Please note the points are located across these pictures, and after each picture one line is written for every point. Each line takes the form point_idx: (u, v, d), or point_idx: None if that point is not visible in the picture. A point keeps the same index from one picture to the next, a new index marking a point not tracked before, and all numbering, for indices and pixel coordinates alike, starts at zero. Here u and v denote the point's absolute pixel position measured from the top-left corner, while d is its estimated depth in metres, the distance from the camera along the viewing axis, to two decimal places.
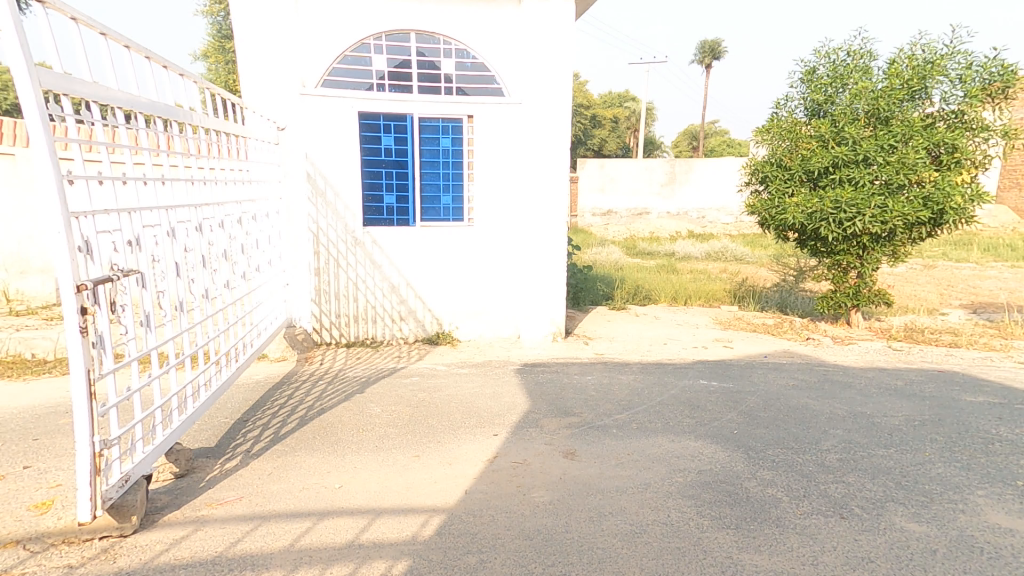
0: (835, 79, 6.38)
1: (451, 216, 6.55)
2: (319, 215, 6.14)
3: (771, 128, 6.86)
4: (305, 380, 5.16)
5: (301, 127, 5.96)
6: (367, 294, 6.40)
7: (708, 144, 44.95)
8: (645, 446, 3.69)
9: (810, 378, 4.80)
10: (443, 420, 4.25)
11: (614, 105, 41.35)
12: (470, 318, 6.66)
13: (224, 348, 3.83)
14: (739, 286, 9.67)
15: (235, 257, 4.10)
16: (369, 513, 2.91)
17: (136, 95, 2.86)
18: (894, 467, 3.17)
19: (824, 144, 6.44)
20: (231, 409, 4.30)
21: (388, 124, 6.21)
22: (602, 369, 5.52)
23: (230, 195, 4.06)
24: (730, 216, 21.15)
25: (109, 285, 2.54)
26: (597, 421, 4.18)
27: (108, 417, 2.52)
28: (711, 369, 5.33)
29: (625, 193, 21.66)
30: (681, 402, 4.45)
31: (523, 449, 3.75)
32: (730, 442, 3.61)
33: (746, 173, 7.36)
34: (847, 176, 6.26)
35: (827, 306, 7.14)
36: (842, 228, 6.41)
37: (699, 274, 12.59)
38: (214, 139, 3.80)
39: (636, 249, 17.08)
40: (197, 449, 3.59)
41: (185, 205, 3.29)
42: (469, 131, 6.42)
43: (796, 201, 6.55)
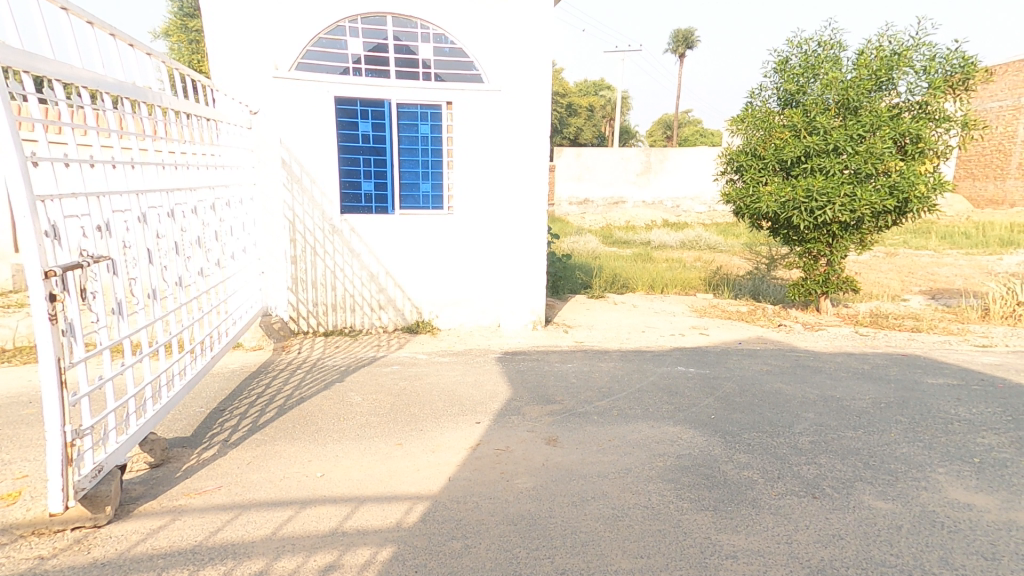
0: (807, 69, 6.52)
1: (431, 204, 6.47)
2: (295, 201, 6.01)
3: (746, 118, 6.97)
4: (283, 369, 5.08)
5: (275, 111, 5.80)
6: (346, 282, 6.31)
7: (683, 134, 45.33)
8: (626, 432, 3.76)
9: (783, 364, 4.96)
10: (425, 409, 4.24)
11: (590, 94, 41.30)
12: (450, 307, 6.64)
13: (199, 337, 3.73)
14: (714, 275, 9.85)
15: (209, 245, 4.00)
16: (352, 501, 2.90)
17: (101, 74, 2.74)
18: (863, 448, 3.31)
19: (797, 134, 6.58)
20: (206, 399, 4.21)
21: (365, 110, 6.08)
22: (583, 357, 5.59)
23: (203, 180, 3.94)
24: (704, 205, 21.49)
25: (79, 272, 2.44)
26: (579, 408, 4.23)
27: (79, 407, 2.43)
28: (688, 356, 5.45)
29: (602, 182, 21.74)
30: (660, 389, 4.54)
31: (506, 436, 3.77)
32: (708, 427, 3.70)
33: (722, 163, 7.48)
34: (818, 166, 6.42)
35: (798, 293, 7.33)
36: (813, 216, 6.58)
37: (673, 262, 12.73)
38: (184, 122, 3.68)
39: (613, 238, 17.24)
40: (172, 438, 3.51)
41: (157, 190, 3.19)
42: (448, 118, 6.33)
43: (770, 189, 6.69)
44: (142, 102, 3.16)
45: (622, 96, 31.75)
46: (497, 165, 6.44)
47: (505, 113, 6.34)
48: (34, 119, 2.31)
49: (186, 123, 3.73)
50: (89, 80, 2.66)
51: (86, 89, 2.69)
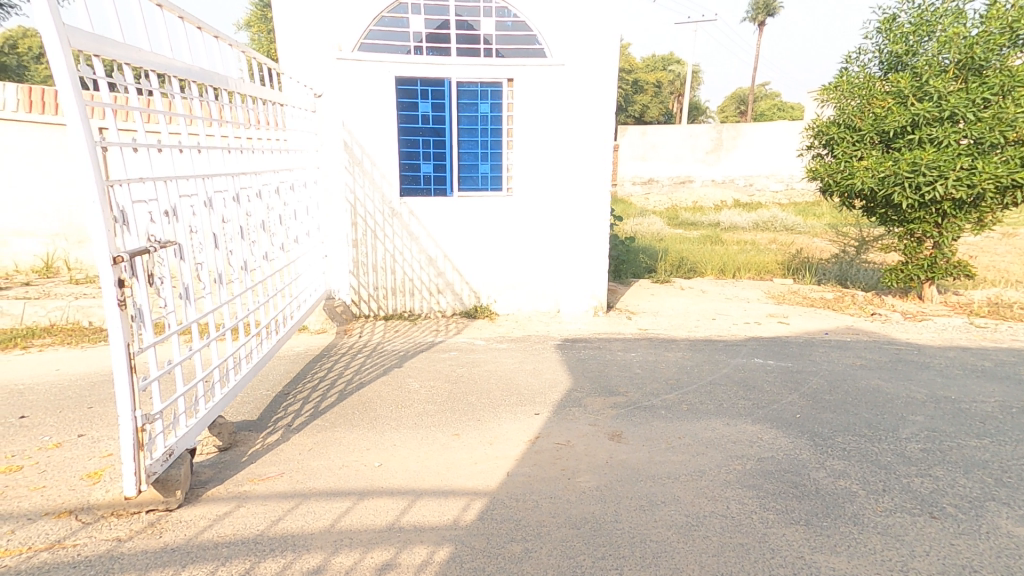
0: (920, 26, 5.77)
1: (490, 185, 6.29)
2: (356, 184, 6.02)
3: (840, 85, 6.26)
4: (344, 353, 5.13)
5: (339, 93, 5.78)
6: (405, 266, 6.30)
7: (757, 108, 42.38)
8: (699, 430, 3.44)
9: (881, 358, 4.40)
10: (483, 398, 4.12)
11: (657, 69, 39.20)
12: (508, 292, 6.48)
13: (264, 320, 3.79)
14: (793, 258, 9.08)
15: (274, 228, 4.05)
16: (408, 494, 2.81)
17: (169, 58, 2.74)
18: (991, 460, 2.82)
19: (903, 101, 5.84)
20: (272, 381, 4.30)
21: (425, 90, 5.98)
22: (648, 345, 5.26)
23: (267, 164, 3.97)
24: (781, 182, 19.97)
25: (147, 257, 2.45)
26: (645, 401, 3.95)
27: (150, 390, 2.46)
28: (766, 347, 4.99)
29: (668, 161, 20.83)
30: (735, 382, 4.16)
31: (567, 430, 3.57)
32: (793, 427, 3.31)
33: (808, 135, 6.78)
34: (928, 136, 5.64)
35: (895, 279, 6.56)
36: (919, 193, 5.80)
37: (745, 245, 11.89)
38: (250, 106, 3.71)
39: (679, 219, 16.42)
40: (239, 421, 3.58)
41: (225, 174, 3.21)
42: (509, 96, 6.10)
43: (866, 163, 5.98)
44: (209, 85, 3.17)
45: (692, 68, 29.78)
46: (559, 144, 6.13)
47: (569, 88, 6.00)
48: (104, 104, 2.31)
49: (251, 107, 3.76)
50: (157, 63, 2.67)
51: (154, 73, 2.69)
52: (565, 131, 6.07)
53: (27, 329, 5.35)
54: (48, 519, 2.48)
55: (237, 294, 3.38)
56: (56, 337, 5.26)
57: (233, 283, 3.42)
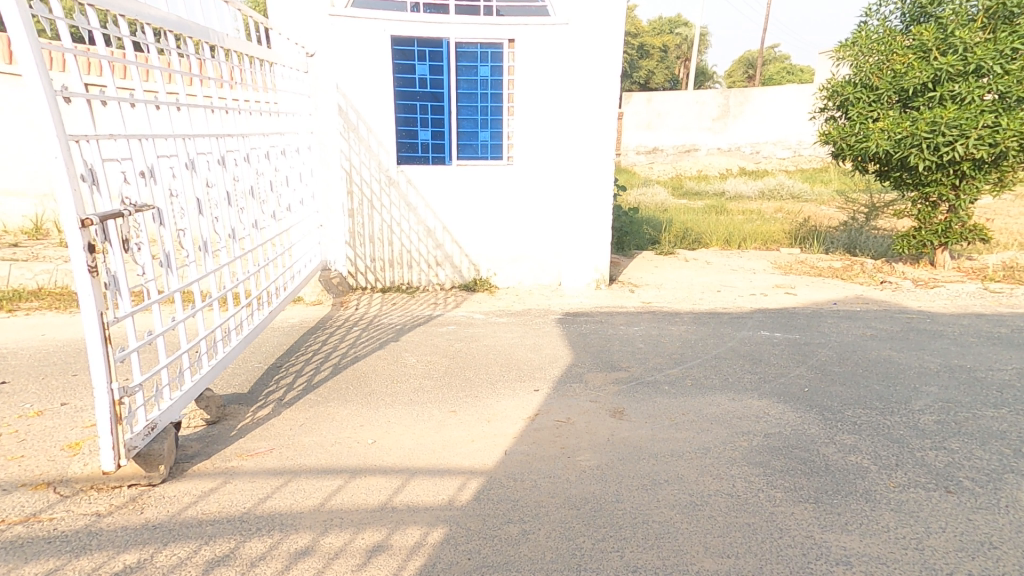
0: None
1: (490, 153, 6.09)
2: (352, 150, 5.82)
3: (859, 41, 5.94)
4: (339, 326, 5.02)
5: (332, 53, 5.52)
6: (402, 237, 6.14)
7: (765, 74, 41.17)
8: (702, 406, 3.34)
9: (892, 328, 4.26)
10: (481, 372, 4.03)
11: (662, 33, 37.93)
12: (509, 264, 6.33)
13: (255, 291, 3.66)
14: (800, 227, 8.86)
15: (264, 195, 3.89)
16: (403, 472, 2.73)
17: (138, 3, 2.53)
18: (1009, 431, 2.70)
19: (925, 56, 5.56)
20: (264, 354, 4.21)
21: (422, 51, 5.71)
22: (651, 319, 5.14)
23: (256, 126, 3.78)
24: (788, 149, 19.45)
25: (121, 221, 2.29)
26: (647, 376, 3.85)
27: (129, 362, 2.32)
28: (773, 319, 4.85)
29: (673, 129, 20.31)
30: (740, 356, 4.04)
31: (568, 406, 3.49)
32: (801, 401, 3.20)
33: (822, 96, 6.49)
34: (949, 93, 5.37)
35: (907, 246, 6.34)
36: (938, 154, 5.55)
37: (750, 215, 11.64)
38: (235, 64, 3.50)
39: (684, 188, 16.09)
40: (230, 394, 3.49)
41: (207, 134, 3.04)
42: (509, 58, 5.82)
43: (882, 124, 5.72)
44: (188, 38, 2.96)
45: (700, 31, 28.72)
46: (561, 108, 5.88)
47: (572, 49, 5.72)
48: (64, 50, 2.13)
49: (237, 64, 3.54)
50: (126, 8, 2.47)
51: (123, 18, 2.50)
52: (568, 95, 5.81)
53: (14, 292, 5.24)
54: (25, 492, 2.42)
55: (225, 263, 3.25)
56: (44, 302, 5.15)
57: (221, 252, 3.28)
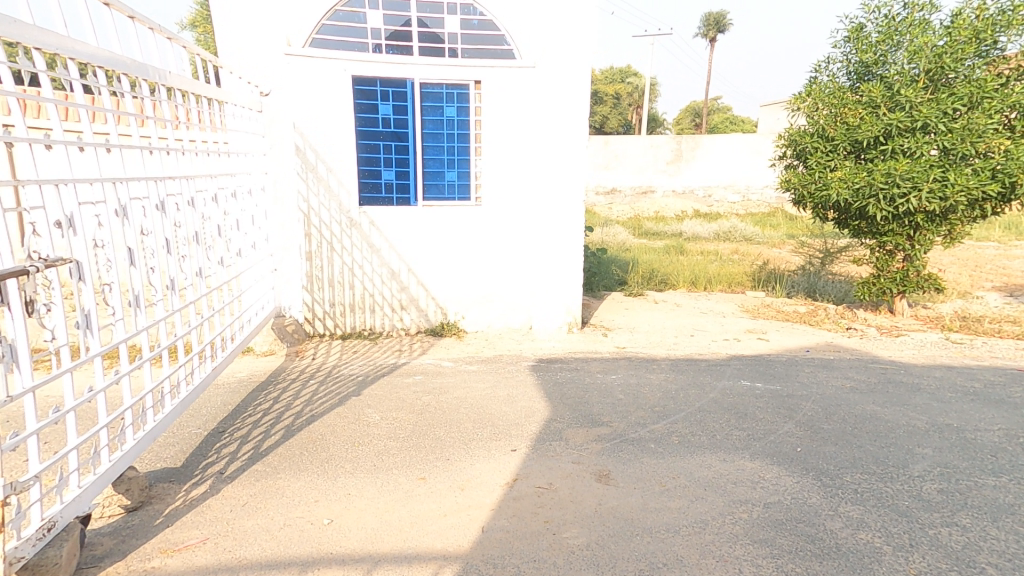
0: (888, 35, 5.75)
1: (457, 194, 5.89)
2: (310, 192, 5.49)
3: (813, 93, 6.20)
4: (293, 380, 4.57)
5: (289, 92, 5.26)
6: (365, 280, 5.79)
7: (713, 121, 43.67)
8: (693, 468, 3.11)
9: (870, 379, 4.22)
10: (452, 431, 3.69)
11: (616, 81, 39.71)
12: (477, 307, 6.06)
13: (196, 347, 3.33)
14: (761, 270, 9.06)
15: (209, 239, 3.68)
16: (364, 561, 2.35)
17: (61, 36, 2.30)
18: (1016, 504, 2.59)
19: (875, 110, 5.78)
20: (204, 416, 3.72)
21: (385, 91, 5.53)
22: (628, 366, 4.94)
23: (201, 167, 3.60)
24: (738, 194, 20.50)
25: (22, 281, 1.94)
26: (631, 432, 3.60)
27: (25, 447, 1.93)
28: (750, 367, 4.76)
29: (631, 171, 20.86)
30: (725, 409, 3.87)
31: (549, 469, 3.18)
32: (796, 464, 3.03)
33: (780, 145, 6.72)
34: (901, 147, 5.59)
35: (868, 293, 6.51)
36: (894, 205, 5.75)
37: (709, 255, 11.91)
38: (178, 102, 3.31)
39: (643, 229, 16.42)
40: (159, 469, 3.00)
41: (143, 177, 2.84)
42: (476, 99, 5.73)
43: (840, 174, 5.90)
44: (118, 72, 2.70)
45: (650, 81, 30.28)
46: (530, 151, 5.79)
47: (540, 92, 5.67)
48: None
49: (180, 102, 3.34)
50: (45, 41, 2.22)
51: (39, 52, 2.23)
52: (537, 138, 5.74)
53: None
54: None
55: (162, 316, 2.99)
56: None
57: (158, 304, 3.02)
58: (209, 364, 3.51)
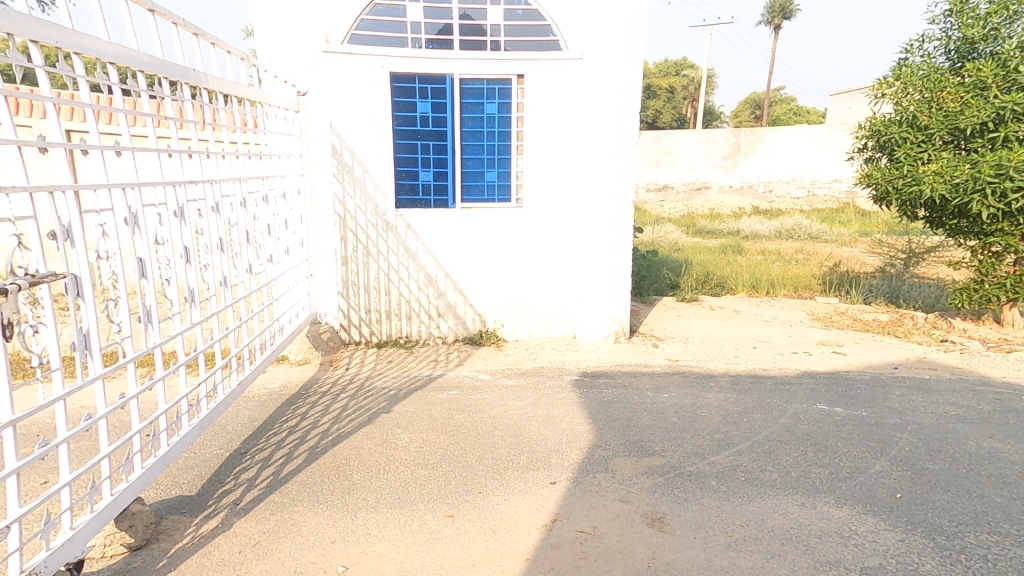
0: (1001, 5, 4.99)
1: (497, 195, 5.57)
2: (346, 194, 5.33)
3: (903, 77, 5.54)
4: (324, 393, 4.37)
5: (325, 91, 5.11)
6: (401, 286, 5.56)
7: (772, 113, 41.49)
8: (765, 513, 2.62)
9: (984, 409, 3.59)
10: (485, 458, 3.35)
11: (669, 74, 38.33)
12: (518, 315, 5.71)
13: (218, 360, 3.15)
14: (832, 271, 8.24)
15: (238, 246, 3.53)
16: None
17: (62, 28, 2.06)
18: None
19: (983, 92, 5.05)
20: (228, 435, 3.56)
21: (424, 89, 5.29)
22: (683, 382, 4.45)
23: (230, 170, 3.43)
24: (801, 189, 19.19)
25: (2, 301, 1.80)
26: (688, 465, 3.14)
27: (5, 488, 1.78)
28: (827, 387, 4.16)
29: (683, 167, 19.91)
30: (800, 438, 3.33)
31: (592, 509, 2.78)
32: (897, 514, 2.49)
33: (859, 137, 6.06)
34: (1014, 134, 4.79)
35: (967, 300, 5.72)
36: (1005, 202, 4.96)
37: (770, 255, 11.06)
38: (205, 102, 3.11)
39: (697, 227, 15.56)
40: (172, 498, 2.83)
41: (159, 182, 2.68)
42: (518, 95, 5.38)
43: (935, 168, 5.20)
44: (131, 69, 2.49)
45: (706, 73, 28.94)
46: (577, 149, 5.39)
47: (588, 86, 5.26)
48: None
49: (206, 102, 3.15)
50: (43, 35, 1.98)
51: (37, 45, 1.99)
52: (583, 135, 5.33)
53: None
54: None
55: (179, 330, 2.83)
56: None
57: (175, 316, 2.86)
58: (236, 378, 3.34)
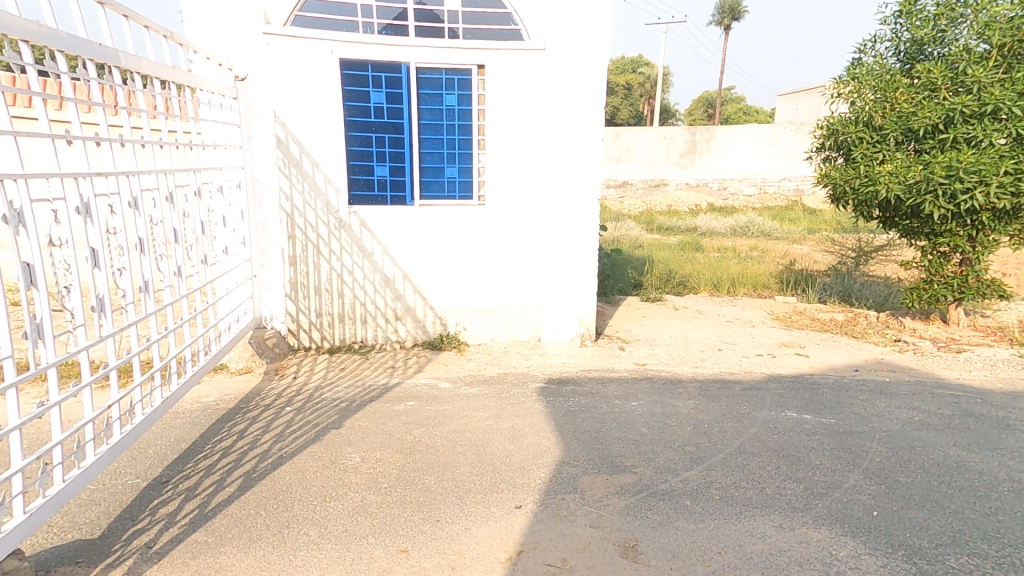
0: (948, 8, 5.07)
1: (458, 192, 5.27)
2: (294, 189, 4.90)
3: (859, 76, 5.58)
4: (266, 407, 3.97)
5: (267, 77, 4.65)
6: (355, 288, 5.19)
7: (726, 111, 42.56)
8: (742, 538, 2.48)
9: (945, 414, 3.61)
10: (445, 479, 3.09)
11: (628, 70, 38.67)
12: (480, 317, 5.44)
13: (137, 378, 2.69)
14: (788, 270, 8.37)
15: (163, 247, 3.02)
16: None
17: None
18: None
19: (934, 94, 5.12)
20: (150, 461, 3.15)
21: (377, 77, 4.91)
22: (650, 388, 4.32)
23: (153, 161, 2.89)
24: (754, 186, 19.71)
25: None
26: (660, 483, 2.98)
27: None
28: (794, 392, 4.10)
29: (642, 163, 20.06)
30: (771, 450, 3.24)
31: (561, 537, 2.57)
32: (876, 536, 2.40)
33: (817, 137, 6.10)
34: (963, 135, 4.88)
35: (917, 299, 5.84)
36: (955, 202, 5.01)
37: (726, 252, 11.21)
38: (117, 82, 2.57)
39: (655, 223, 15.66)
40: (68, 544, 2.44)
41: (56, 175, 2.15)
42: (479, 87, 5.09)
43: (890, 168, 5.24)
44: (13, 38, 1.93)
45: (661, 71, 29.42)
46: (540, 143, 5.15)
47: (551, 78, 5.02)
48: None
49: (120, 84, 2.62)
50: None
51: None
52: (547, 129, 5.11)
53: None
54: None
55: (83, 344, 2.30)
56: None
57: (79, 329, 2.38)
58: (160, 395, 2.91)
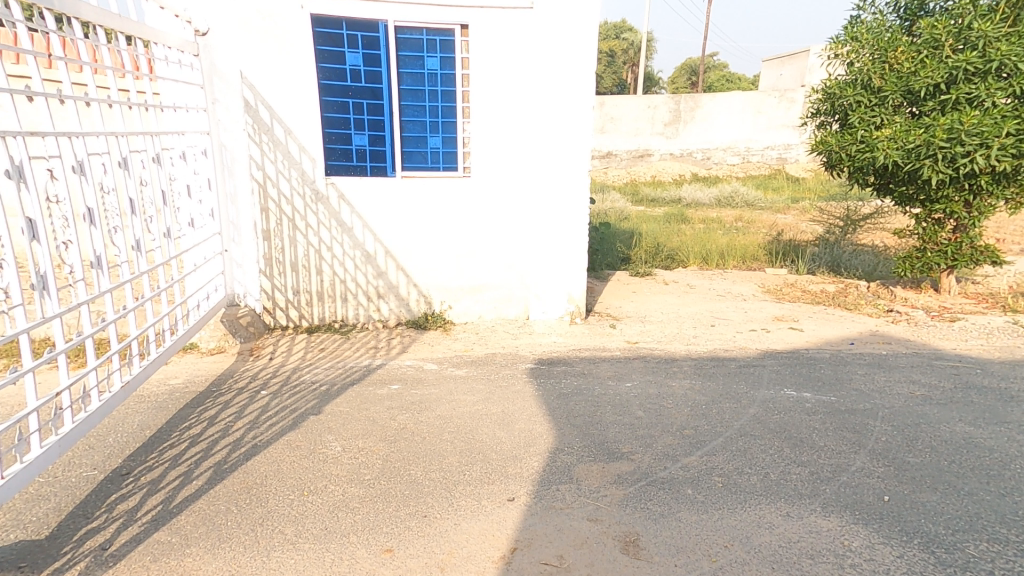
0: None
1: (442, 163, 4.96)
2: (265, 158, 4.56)
3: (857, 35, 5.34)
4: (239, 391, 3.71)
5: (230, 34, 4.26)
6: (334, 264, 4.90)
7: (708, 80, 41.95)
8: (749, 529, 2.35)
9: (947, 387, 3.51)
10: (433, 470, 2.90)
11: (610, 38, 37.65)
12: (466, 295, 5.21)
13: (93, 362, 2.40)
14: (776, 240, 8.24)
15: (118, 218, 2.68)
16: None
17: None
18: None
19: (936, 52, 4.90)
20: (109, 450, 2.90)
21: (352, 37, 4.52)
22: (645, 369, 4.16)
23: (103, 121, 2.55)
24: (738, 156, 19.51)
25: None
26: (659, 471, 2.83)
27: None
28: (791, 369, 3.98)
29: (626, 133, 19.68)
30: (773, 432, 3.10)
31: (558, 532, 2.41)
32: (889, 525, 2.29)
33: (813, 101, 5.88)
34: (965, 95, 4.70)
35: (909, 268, 5.76)
36: (954, 166, 4.85)
37: (712, 224, 11.04)
38: (52, 30, 2.22)
39: (640, 195, 15.41)
40: (10, 546, 2.21)
41: None
42: (462, 49, 4.73)
43: (889, 131, 5.05)
44: None
45: (644, 40, 28.72)
46: (527, 109, 4.84)
47: (539, 38, 4.68)
48: None
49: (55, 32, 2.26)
50: None
51: None
52: (534, 96, 4.79)
53: None
54: None
55: (23, 327, 2.01)
56: None
57: (15, 309, 2.06)
58: (119, 379, 2.62)
